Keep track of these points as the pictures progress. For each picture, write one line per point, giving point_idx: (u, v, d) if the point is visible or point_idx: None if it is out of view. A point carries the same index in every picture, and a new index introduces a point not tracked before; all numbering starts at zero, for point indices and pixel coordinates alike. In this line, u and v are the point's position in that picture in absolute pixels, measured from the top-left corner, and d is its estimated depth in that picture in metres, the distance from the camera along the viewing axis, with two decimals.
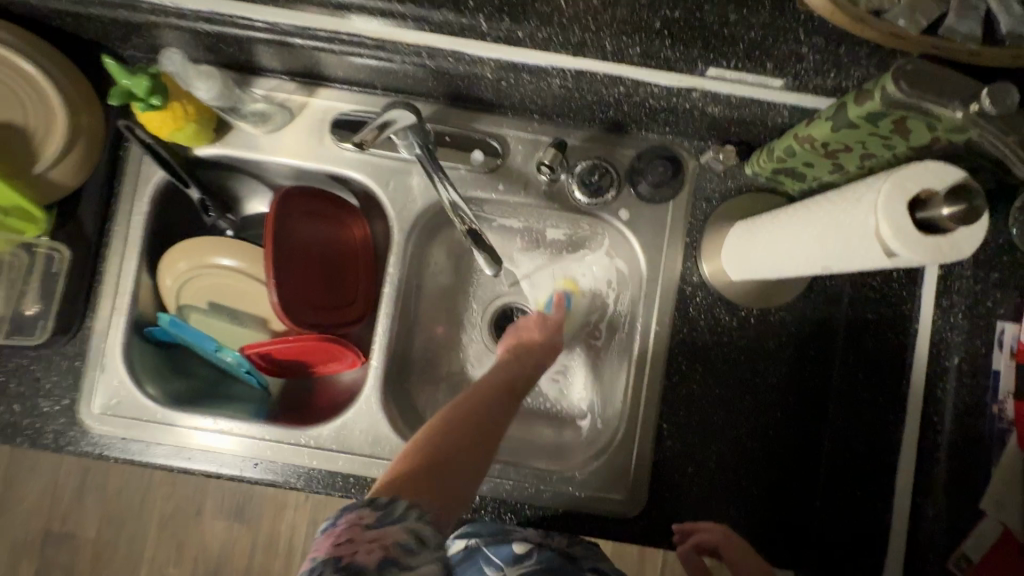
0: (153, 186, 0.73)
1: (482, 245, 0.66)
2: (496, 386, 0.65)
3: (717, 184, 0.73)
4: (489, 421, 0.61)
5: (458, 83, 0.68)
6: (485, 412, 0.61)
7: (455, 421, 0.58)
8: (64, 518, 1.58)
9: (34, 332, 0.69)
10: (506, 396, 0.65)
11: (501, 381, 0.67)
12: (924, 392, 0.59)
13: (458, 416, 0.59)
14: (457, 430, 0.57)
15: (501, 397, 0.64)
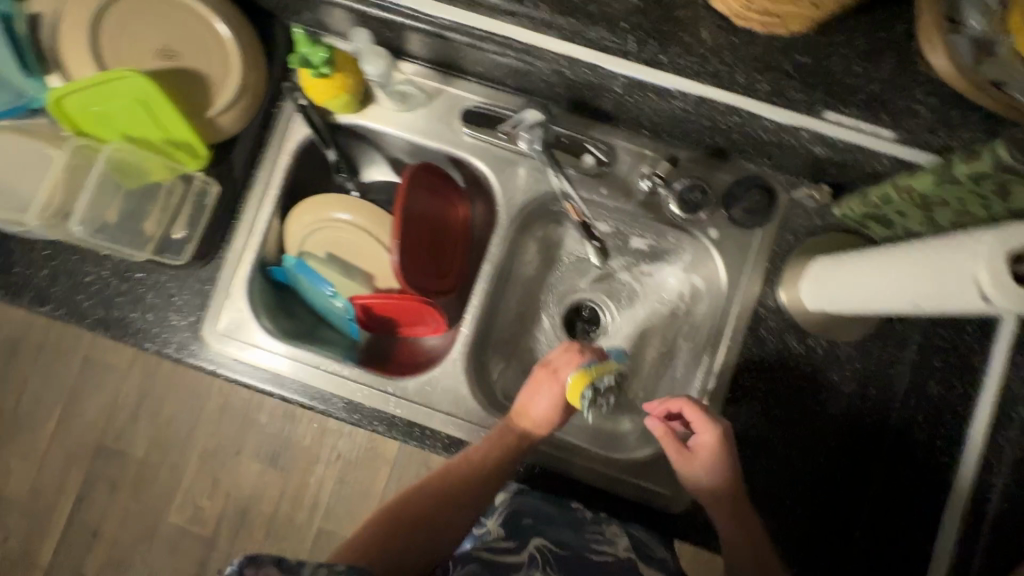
0: (297, 143, 0.82)
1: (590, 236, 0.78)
2: (491, 471, 0.73)
3: (806, 219, 0.78)
4: (471, 498, 0.73)
5: (584, 92, 0.75)
6: (472, 490, 0.73)
7: (432, 498, 0.72)
8: (116, 435, 1.70)
9: (179, 253, 0.80)
10: (504, 471, 0.74)
11: (496, 464, 0.74)
12: (986, 438, 0.61)
13: (438, 498, 0.72)
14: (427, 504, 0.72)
15: (493, 478, 0.73)
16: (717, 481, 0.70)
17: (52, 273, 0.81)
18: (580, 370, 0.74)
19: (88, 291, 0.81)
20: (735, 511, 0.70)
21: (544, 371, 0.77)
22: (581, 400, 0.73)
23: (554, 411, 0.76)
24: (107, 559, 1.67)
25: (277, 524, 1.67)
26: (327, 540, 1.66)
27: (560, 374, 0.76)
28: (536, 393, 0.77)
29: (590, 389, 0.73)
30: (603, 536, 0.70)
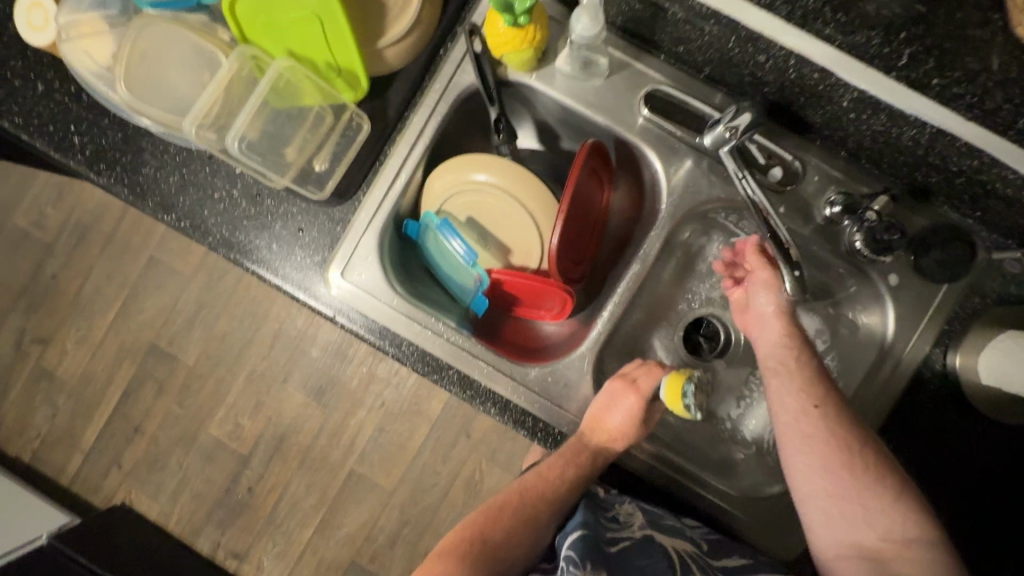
0: (458, 92, 0.75)
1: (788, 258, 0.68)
2: (563, 493, 0.71)
3: (999, 284, 0.70)
4: (537, 531, 0.70)
5: (797, 97, 0.67)
6: (541, 521, 0.70)
7: (498, 531, 0.69)
8: (170, 339, 1.70)
9: (320, 188, 0.74)
10: (574, 495, 0.72)
11: (569, 480, 0.71)
12: None
13: (507, 528, 0.69)
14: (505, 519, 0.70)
15: (563, 503, 0.71)
16: (820, 391, 0.66)
17: (181, 183, 0.78)
18: (673, 372, 0.73)
19: (215, 207, 0.77)
20: (846, 437, 0.64)
21: (621, 381, 0.73)
22: (681, 397, 0.71)
23: (631, 422, 0.72)
24: (144, 456, 1.70)
25: (311, 458, 1.67)
26: (356, 483, 1.65)
27: (641, 388, 0.73)
28: (614, 406, 0.72)
29: (691, 385, 0.71)
30: (619, 519, 0.70)
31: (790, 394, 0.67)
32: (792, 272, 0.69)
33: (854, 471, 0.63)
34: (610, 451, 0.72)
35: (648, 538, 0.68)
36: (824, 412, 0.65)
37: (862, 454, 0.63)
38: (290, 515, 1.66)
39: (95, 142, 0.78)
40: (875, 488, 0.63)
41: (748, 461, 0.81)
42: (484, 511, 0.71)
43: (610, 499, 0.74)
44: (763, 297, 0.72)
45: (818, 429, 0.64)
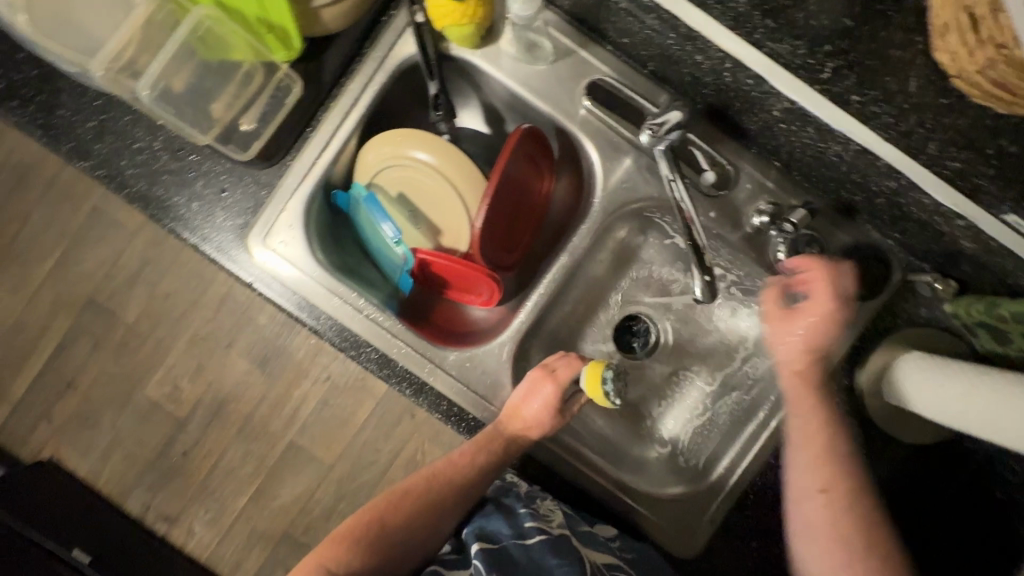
0: (398, 63, 0.73)
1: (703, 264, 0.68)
2: (468, 479, 0.72)
3: (909, 306, 0.73)
4: (440, 516, 0.71)
5: (734, 102, 0.66)
6: (445, 507, 0.72)
7: (405, 512, 0.71)
8: (110, 295, 1.64)
9: (244, 149, 0.72)
10: (482, 481, 0.72)
11: (478, 468, 0.71)
12: None
13: (409, 514, 0.71)
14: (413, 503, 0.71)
15: (471, 488, 0.72)
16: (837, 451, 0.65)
17: (98, 129, 0.74)
18: (592, 362, 0.72)
19: (133, 158, 0.73)
20: (848, 486, 0.64)
21: (539, 370, 0.73)
22: (601, 383, 0.70)
23: (547, 414, 0.71)
24: (74, 413, 1.64)
25: (250, 426, 1.64)
26: (295, 455, 1.63)
27: (556, 376, 0.72)
28: (532, 394, 0.71)
29: (610, 370, 0.70)
30: (536, 512, 0.70)
31: (802, 441, 0.66)
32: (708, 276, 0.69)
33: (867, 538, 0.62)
34: (524, 441, 0.72)
35: (564, 538, 0.67)
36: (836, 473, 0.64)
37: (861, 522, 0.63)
38: (224, 482, 1.64)
39: (6, 76, 0.73)
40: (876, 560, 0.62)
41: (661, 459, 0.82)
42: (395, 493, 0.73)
43: (533, 493, 0.74)
44: (825, 261, 0.68)
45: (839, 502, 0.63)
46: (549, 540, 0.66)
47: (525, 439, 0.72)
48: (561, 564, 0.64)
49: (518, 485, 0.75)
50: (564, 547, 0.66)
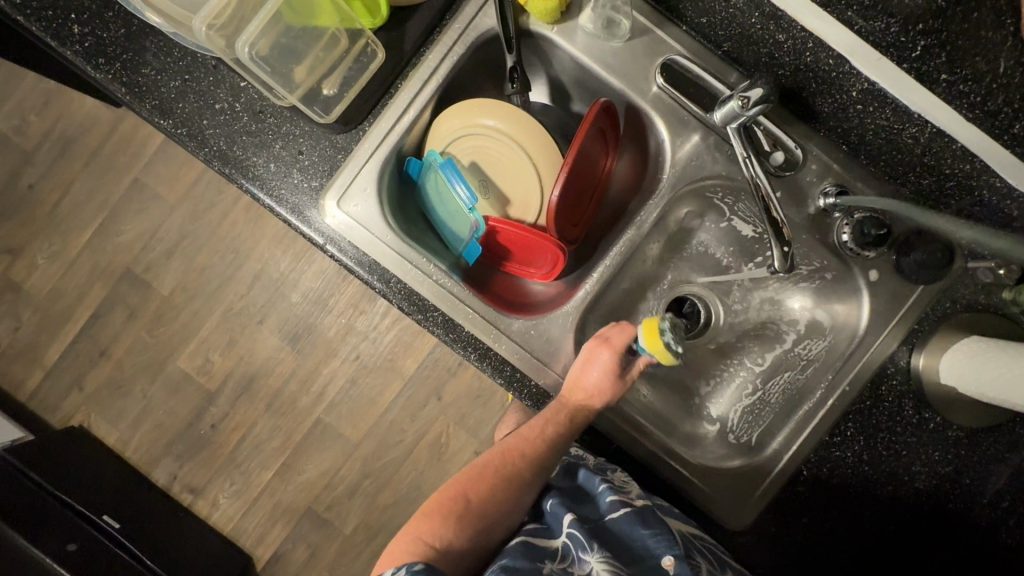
0: (478, 35, 0.74)
1: (782, 239, 0.69)
2: (546, 449, 0.71)
3: (970, 292, 0.73)
4: (525, 489, 0.70)
5: (809, 83, 0.68)
6: (527, 478, 0.71)
7: (480, 491, 0.69)
8: (147, 266, 1.66)
9: (326, 113, 0.74)
10: (558, 450, 0.71)
11: (551, 438, 0.71)
12: None
13: (491, 487, 0.69)
14: (488, 481, 0.70)
15: (549, 458, 0.71)
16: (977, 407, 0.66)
17: (182, 89, 0.75)
18: (643, 321, 0.72)
19: (215, 118, 0.75)
20: None
21: (594, 339, 0.74)
22: (661, 334, 0.70)
23: (608, 381, 0.72)
24: (107, 381, 1.67)
25: (279, 401, 1.66)
26: (322, 431, 1.65)
27: (611, 343, 0.74)
28: (590, 363, 0.72)
29: (666, 321, 0.71)
30: (614, 485, 0.70)
31: (976, 377, 0.67)
32: (781, 248, 0.70)
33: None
34: (590, 411, 0.72)
35: (649, 508, 0.67)
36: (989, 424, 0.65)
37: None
38: (251, 455, 1.66)
39: (95, 34, 0.75)
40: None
41: (711, 436, 0.84)
42: (467, 474, 0.72)
43: (602, 466, 0.74)
44: (902, 219, 0.73)
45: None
46: (635, 512, 0.66)
47: (592, 408, 0.72)
48: (655, 535, 0.64)
49: (585, 458, 0.75)
50: (653, 518, 0.65)
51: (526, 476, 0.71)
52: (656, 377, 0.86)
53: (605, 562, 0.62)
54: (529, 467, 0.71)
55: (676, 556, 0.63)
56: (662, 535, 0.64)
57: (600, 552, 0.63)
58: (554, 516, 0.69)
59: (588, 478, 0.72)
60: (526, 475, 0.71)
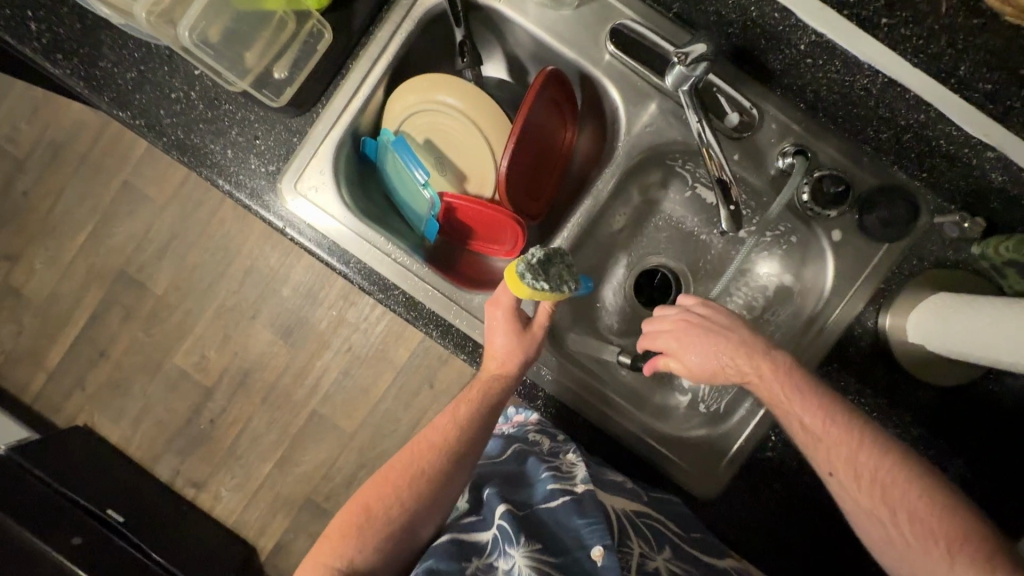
0: (426, 11, 0.74)
1: (728, 199, 0.69)
2: (452, 436, 0.72)
3: (939, 248, 0.71)
4: (433, 490, 0.71)
5: (759, 40, 0.66)
6: (437, 474, 0.71)
7: (386, 494, 0.71)
8: (140, 267, 1.69)
9: (278, 96, 0.73)
10: (466, 437, 0.72)
11: (461, 420, 0.73)
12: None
13: (395, 491, 0.71)
14: (396, 481, 0.72)
15: (459, 448, 0.72)
16: (828, 417, 0.59)
17: (138, 80, 0.76)
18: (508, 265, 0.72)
19: (171, 107, 0.76)
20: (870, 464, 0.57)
21: (489, 301, 0.74)
22: (519, 279, 0.69)
23: (515, 345, 0.72)
24: (108, 381, 1.71)
25: (275, 395, 1.68)
26: (318, 423, 1.67)
27: (502, 302, 0.73)
28: (493, 329, 0.73)
29: (522, 264, 0.69)
30: (560, 470, 0.72)
31: (809, 455, 0.60)
32: (727, 207, 0.69)
33: (883, 497, 0.56)
34: (504, 377, 0.72)
35: (591, 492, 0.68)
36: (855, 460, 0.57)
37: (903, 507, 0.55)
38: (250, 449, 1.68)
39: (51, 30, 0.76)
40: (926, 538, 0.55)
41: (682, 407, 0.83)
42: (376, 478, 0.73)
43: (557, 447, 0.76)
44: (724, 325, 0.66)
45: (851, 484, 0.58)
46: (574, 499, 0.67)
47: (506, 374, 0.72)
48: (588, 523, 0.65)
49: (544, 444, 0.78)
50: (590, 506, 0.66)
51: (433, 469, 0.71)
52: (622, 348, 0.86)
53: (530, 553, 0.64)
54: (436, 458, 0.72)
55: (605, 545, 0.63)
56: (597, 524, 0.64)
57: (527, 545, 0.64)
58: (490, 503, 0.71)
59: (535, 466, 0.75)
60: (433, 468, 0.71)
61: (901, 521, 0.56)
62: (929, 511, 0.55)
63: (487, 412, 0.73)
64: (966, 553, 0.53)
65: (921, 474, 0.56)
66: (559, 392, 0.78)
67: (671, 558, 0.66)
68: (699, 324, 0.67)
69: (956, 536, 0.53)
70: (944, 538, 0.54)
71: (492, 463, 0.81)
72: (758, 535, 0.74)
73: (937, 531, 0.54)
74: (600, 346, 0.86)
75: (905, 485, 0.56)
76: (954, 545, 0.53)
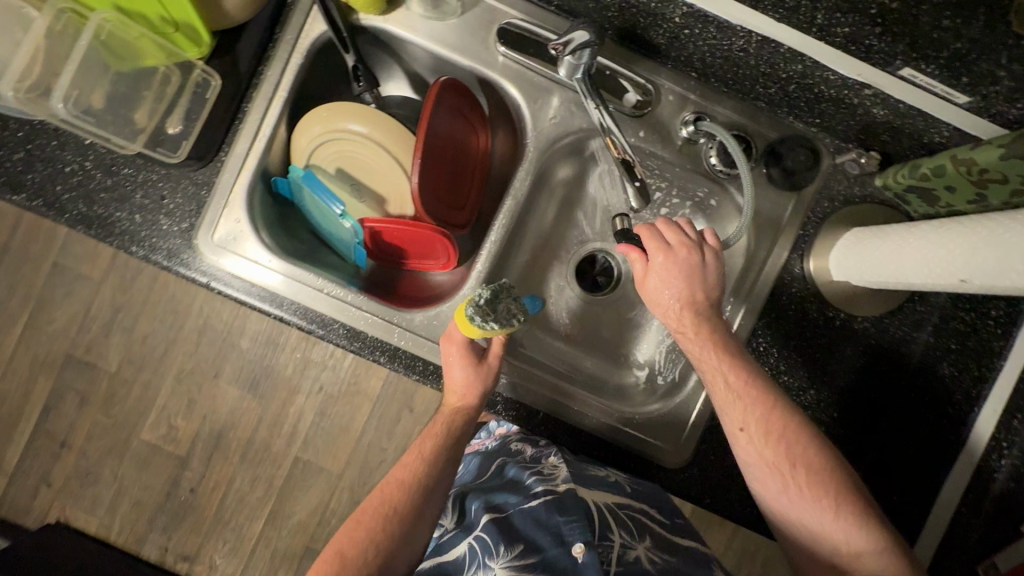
0: (312, 42, 0.74)
1: (632, 175, 0.70)
2: (421, 473, 0.72)
3: (845, 186, 0.75)
4: (406, 530, 0.69)
5: (637, 19, 0.68)
6: (410, 509, 0.70)
7: (357, 543, 0.67)
8: (87, 347, 1.50)
9: (175, 151, 0.71)
10: (435, 471, 0.72)
11: (428, 457, 0.73)
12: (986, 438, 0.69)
13: (368, 534, 0.67)
14: (366, 523, 0.69)
15: (428, 485, 0.72)
16: (748, 376, 0.64)
17: (26, 160, 0.73)
18: (459, 305, 0.72)
19: (69, 182, 0.73)
20: (782, 433, 0.62)
21: (445, 338, 0.74)
22: (470, 322, 0.69)
23: (473, 376, 0.72)
24: (74, 471, 1.52)
25: (253, 450, 1.56)
26: (303, 470, 1.59)
27: (455, 338, 0.74)
28: (450, 366, 0.73)
29: (471, 307, 0.69)
30: (542, 474, 0.70)
31: (726, 412, 0.64)
32: (633, 182, 0.71)
33: (788, 453, 0.61)
34: (468, 407, 0.74)
35: (572, 491, 0.67)
36: (768, 417, 0.62)
37: (801, 460, 0.61)
38: (238, 510, 1.58)
39: None
40: (817, 489, 0.60)
41: (640, 384, 0.84)
42: (343, 532, 0.69)
43: (537, 453, 0.75)
44: (705, 273, 0.68)
45: (758, 441, 0.62)
46: (555, 498, 0.66)
47: (469, 404, 0.73)
48: (568, 521, 0.64)
49: (525, 451, 0.76)
50: (570, 504, 0.65)
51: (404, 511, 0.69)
52: (573, 338, 0.87)
53: (509, 560, 0.62)
54: (409, 493, 0.70)
55: (585, 541, 0.61)
56: (577, 522, 0.63)
57: (506, 553, 0.62)
58: (474, 516, 0.70)
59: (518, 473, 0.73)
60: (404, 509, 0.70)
61: (801, 477, 0.61)
62: (821, 466, 0.61)
63: (451, 442, 0.75)
64: (850, 504, 0.60)
65: (812, 431, 0.63)
66: (514, 395, 0.78)
67: (651, 546, 0.67)
68: (684, 263, 0.67)
69: (838, 489, 0.60)
70: (830, 491, 0.60)
71: (475, 482, 0.79)
72: (731, 491, 0.76)
73: (820, 492, 0.60)
74: (552, 339, 0.86)
75: (806, 442, 0.62)
76: (836, 500, 0.60)
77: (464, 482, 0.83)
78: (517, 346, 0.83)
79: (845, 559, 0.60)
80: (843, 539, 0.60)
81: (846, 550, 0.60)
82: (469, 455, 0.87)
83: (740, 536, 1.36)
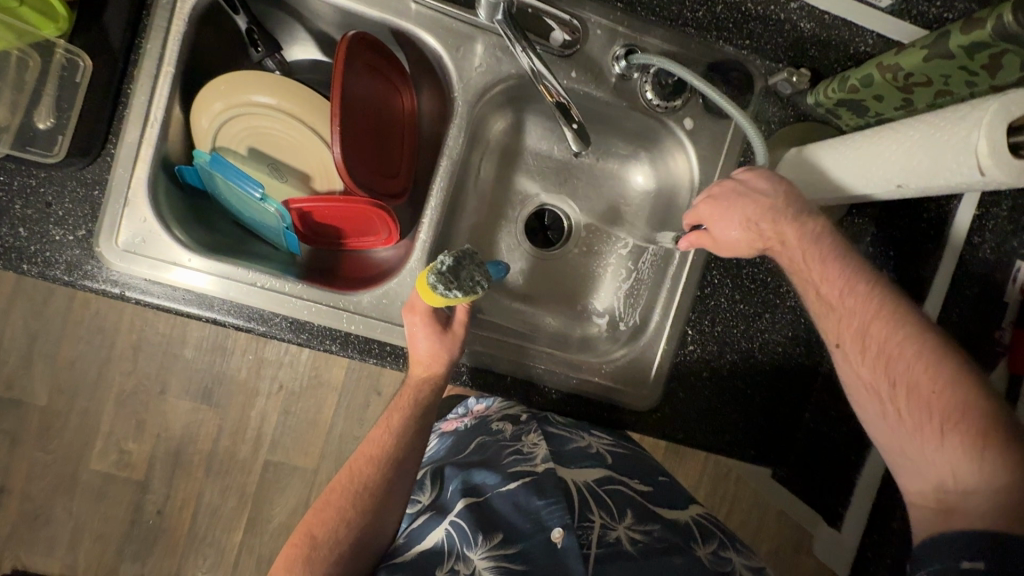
0: (192, 5, 0.65)
1: (570, 119, 0.67)
2: (389, 447, 0.71)
3: (778, 109, 0.74)
4: (378, 502, 0.68)
5: None
6: (383, 482, 0.69)
7: (327, 522, 0.67)
8: (8, 382, 1.34)
9: (51, 150, 0.62)
10: (404, 443, 0.71)
11: (396, 429, 0.72)
12: None
13: (338, 511, 0.67)
14: (334, 503, 0.68)
15: (398, 457, 0.70)
16: (846, 286, 0.60)
17: None
18: (420, 272, 0.68)
19: None
20: (885, 348, 0.57)
21: (408, 309, 0.70)
22: (432, 291, 0.66)
23: (439, 345, 0.69)
24: (21, 514, 1.36)
25: (218, 461, 1.42)
26: (275, 472, 1.44)
27: (418, 308, 0.70)
28: (415, 335, 0.69)
29: (432, 275, 0.66)
30: (522, 453, 0.71)
31: (822, 328, 0.63)
32: (571, 125, 0.67)
33: (886, 370, 0.57)
34: (433, 377, 0.70)
35: (551, 471, 0.68)
36: (867, 330, 0.59)
37: (903, 381, 0.56)
38: (211, 523, 1.42)
39: None
40: (920, 413, 0.55)
41: (604, 333, 0.84)
42: (314, 510, 0.69)
43: (519, 429, 0.75)
44: (756, 186, 0.64)
45: (856, 356, 0.59)
46: (534, 480, 0.67)
47: (434, 374, 0.70)
48: (549, 503, 0.64)
49: (506, 429, 0.76)
50: (549, 487, 0.66)
51: (382, 491, 0.68)
52: (532, 299, 0.85)
53: (488, 549, 0.61)
54: (387, 469, 0.69)
55: (564, 526, 0.61)
56: (556, 504, 0.63)
57: (484, 543, 0.62)
58: (449, 498, 0.70)
59: (501, 449, 0.73)
60: (381, 488, 0.69)
61: (898, 399, 0.56)
62: (929, 387, 0.54)
63: (419, 415, 0.72)
64: (960, 432, 0.52)
65: (934, 345, 0.56)
66: (481, 362, 0.75)
67: (632, 524, 0.64)
68: (729, 192, 0.66)
69: (947, 415, 0.53)
70: (940, 414, 0.53)
71: (452, 457, 0.79)
72: (706, 423, 0.78)
73: (927, 416, 0.54)
74: (513, 300, 0.84)
75: (916, 362, 0.56)
76: (949, 423, 0.53)
77: (438, 456, 0.83)
78: (476, 314, 0.80)
79: (948, 495, 0.52)
80: (948, 471, 0.52)
81: (952, 485, 0.52)
82: (444, 434, 0.88)
83: (712, 461, 1.45)
